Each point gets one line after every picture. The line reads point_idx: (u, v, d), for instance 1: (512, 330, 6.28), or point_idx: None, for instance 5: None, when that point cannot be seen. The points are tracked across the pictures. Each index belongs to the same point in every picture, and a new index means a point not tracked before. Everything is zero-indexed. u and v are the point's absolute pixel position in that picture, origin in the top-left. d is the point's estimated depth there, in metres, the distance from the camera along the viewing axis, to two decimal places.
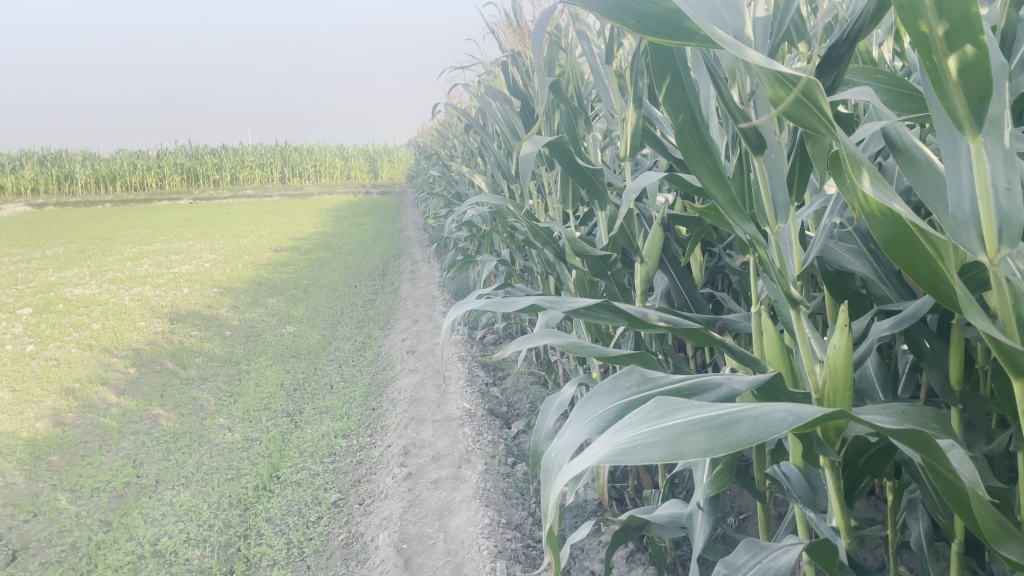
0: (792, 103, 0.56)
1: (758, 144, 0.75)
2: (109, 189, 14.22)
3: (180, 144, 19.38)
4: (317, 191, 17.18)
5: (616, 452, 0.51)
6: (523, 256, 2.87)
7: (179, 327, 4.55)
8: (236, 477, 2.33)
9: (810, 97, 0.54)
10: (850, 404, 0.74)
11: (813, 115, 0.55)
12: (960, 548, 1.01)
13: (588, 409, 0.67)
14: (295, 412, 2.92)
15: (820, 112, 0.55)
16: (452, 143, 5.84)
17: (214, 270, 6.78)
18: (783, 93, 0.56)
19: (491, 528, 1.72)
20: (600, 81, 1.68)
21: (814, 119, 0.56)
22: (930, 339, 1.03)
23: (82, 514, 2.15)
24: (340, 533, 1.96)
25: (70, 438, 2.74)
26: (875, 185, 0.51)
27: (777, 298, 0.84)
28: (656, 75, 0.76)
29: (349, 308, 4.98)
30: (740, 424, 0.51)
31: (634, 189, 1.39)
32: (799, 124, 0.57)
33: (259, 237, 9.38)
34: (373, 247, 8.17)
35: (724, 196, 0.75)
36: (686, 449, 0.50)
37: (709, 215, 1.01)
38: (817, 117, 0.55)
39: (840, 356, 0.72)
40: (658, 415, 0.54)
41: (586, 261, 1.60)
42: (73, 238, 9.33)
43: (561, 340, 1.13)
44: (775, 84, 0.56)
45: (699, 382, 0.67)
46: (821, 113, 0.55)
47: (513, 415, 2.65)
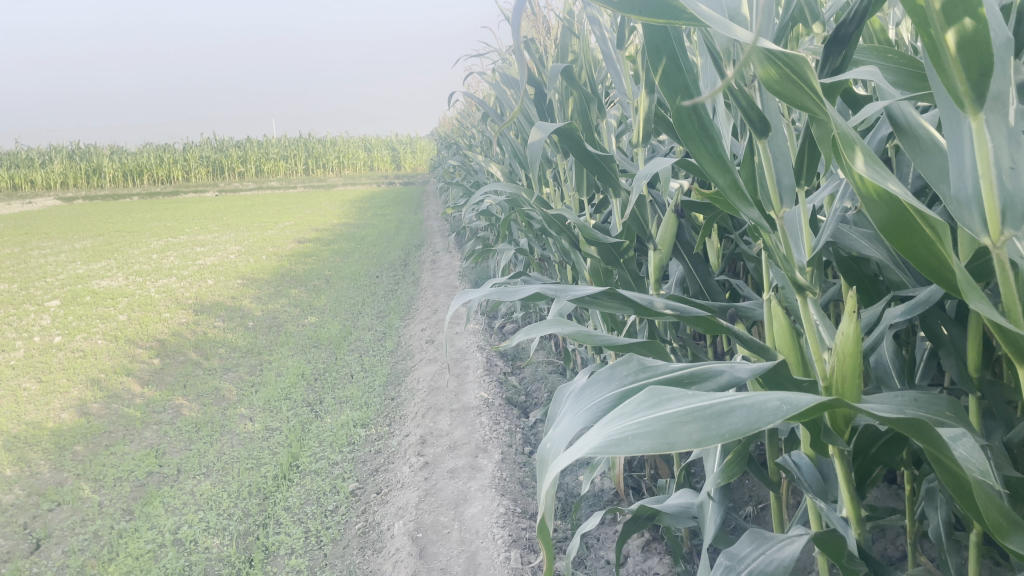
0: (785, 82, 0.54)
1: (761, 126, 0.73)
2: (136, 182, 14.39)
3: (204, 136, 19.53)
4: (341, 182, 17.22)
5: (607, 442, 0.50)
6: (541, 245, 2.86)
7: (202, 318, 4.59)
8: (255, 466, 2.35)
9: (802, 76, 0.52)
10: (857, 391, 0.72)
11: (803, 94, 0.53)
12: (978, 538, 0.99)
13: (584, 398, 0.65)
14: (315, 402, 2.93)
15: (808, 89, 0.53)
16: (471, 133, 5.83)
17: (239, 261, 6.84)
18: (773, 74, 0.54)
19: (506, 517, 1.71)
20: (613, 66, 1.66)
21: (804, 98, 0.54)
22: (946, 325, 1.01)
23: (105, 503, 2.18)
24: (356, 522, 1.97)
25: (95, 428, 2.77)
26: (870, 165, 0.49)
27: (784, 285, 0.82)
28: (651, 58, 0.74)
29: (370, 298, 4.99)
30: (734, 413, 0.50)
31: (644, 175, 1.37)
32: (789, 103, 0.55)
33: (284, 228, 9.44)
34: (396, 238, 8.18)
35: (725, 178, 0.74)
36: (678, 440, 0.49)
37: (716, 199, 1.00)
38: (807, 94, 0.53)
39: (849, 342, 0.71)
40: (650, 404, 0.53)
41: (599, 249, 1.58)
42: (103, 231, 9.46)
43: (568, 328, 1.11)
44: (764, 63, 0.54)
45: (700, 369, 0.66)
46: (812, 91, 0.53)
47: (531, 404, 2.64)
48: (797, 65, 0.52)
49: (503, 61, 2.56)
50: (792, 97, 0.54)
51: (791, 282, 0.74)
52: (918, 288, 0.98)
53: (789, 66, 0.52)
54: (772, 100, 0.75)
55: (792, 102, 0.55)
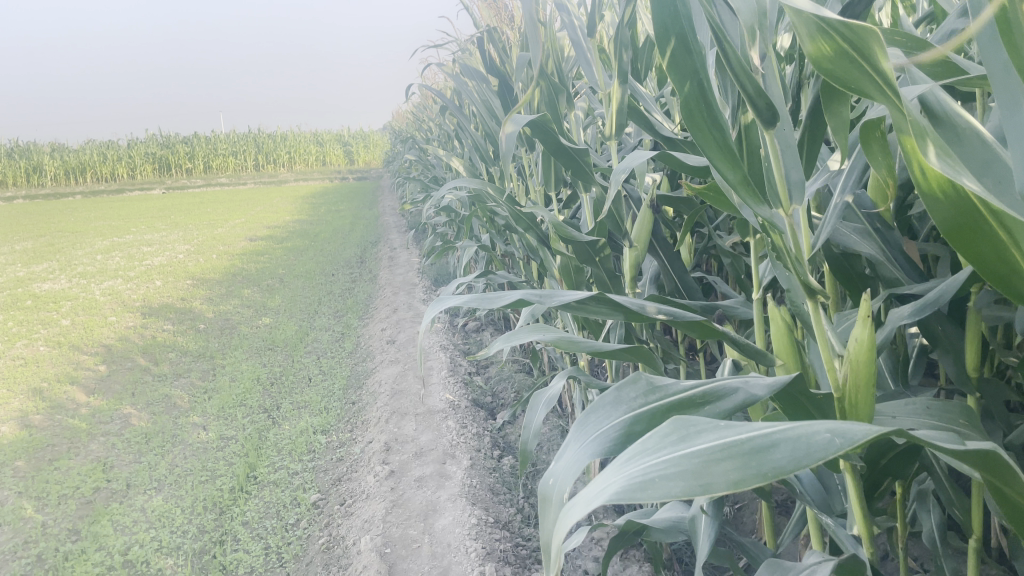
0: (840, 59, 0.44)
1: (769, 115, 0.66)
2: (79, 180, 13.95)
3: (149, 133, 19.06)
4: (293, 178, 16.93)
5: (630, 487, 0.43)
6: (504, 241, 2.79)
7: (151, 321, 4.42)
8: (210, 479, 2.24)
9: (865, 54, 0.43)
10: (873, 404, 0.65)
11: (864, 76, 0.44)
12: (978, 543, 0.95)
13: (589, 426, 0.58)
14: (272, 408, 2.82)
15: (868, 67, 0.43)
16: (427, 126, 5.72)
17: (189, 261, 6.64)
18: (828, 51, 0.45)
19: (478, 529, 1.64)
20: (582, 55, 1.59)
21: (863, 78, 0.44)
22: (940, 321, 0.95)
23: (49, 523, 2.05)
24: (320, 536, 1.88)
25: (37, 442, 2.63)
26: (943, 161, 0.42)
27: (791, 287, 0.75)
28: (659, 39, 0.68)
29: (327, 297, 4.87)
30: (777, 448, 0.43)
31: (621, 170, 1.30)
32: (841, 85, 0.46)
33: (234, 226, 9.20)
34: (351, 234, 8.05)
35: (735, 175, 0.66)
36: (714, 482, 0.42)
37: (707, 195, 0.92)
38: (868, 74, 0.43)
39: (862, 350, 0.63)
40: (677, 439, 0.46)
41: (573, 247, 1.51)
42: (44, 232, 9.12)
43: (549, 334, 1.04)
44: (817, 36, 0.45)
45: (713, 388, 0.59)
46: (873, 70, 0.43)
47: (498, 405, 2.57)
48: (860, 42, 0.43)
49: (463, 52, 2.48)
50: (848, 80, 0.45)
51: (801, 285, 0.67)
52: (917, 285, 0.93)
53: (850, 41, 0.43)
54: (777, 87, 0.68)
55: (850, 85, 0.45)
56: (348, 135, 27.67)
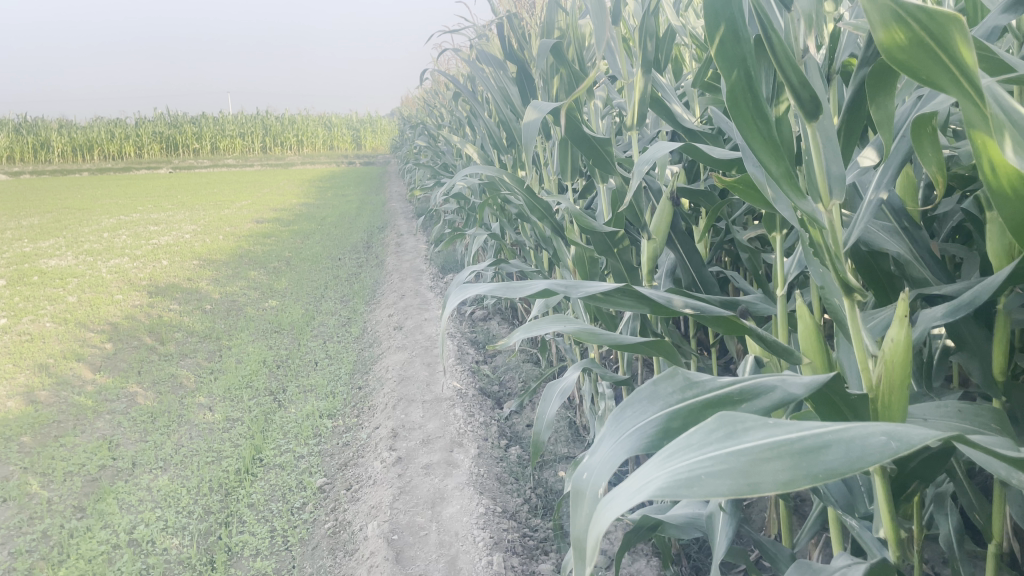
0: (913, 49, 0.42)
1: (812, 108, 0.64)
2: (86, 157, 13.96)
3: (157, 112, 19.05)
4: (300, 161, 16.89)
5: (674, 483, 0.42)
6: (514, 230, 2.77)
7: (157, 300, 4.42)
8: (216, 460, 2.23)
9: (944, 45, 0.41)
10: (907, 404, 0.63)
11: (937, 68, 0.41)
12: (998, 550, 0.93)
13: (625, 422, 0.56)
14: (278, 391, 2.81)
15: (945, 59, 0.41)
16: (438, 112, 5.68)
17: (195, 241, 6.63)
18: (902, 39, 0.43)
19: (487, 518, 1.63)
20: (606, 44, 1.57)
21: (935, 69, 0.42)
22: (967, 324, 0.94)
23: (54, 500, 2.04)
24: (326, 520, 1.87)
25: (43, 418, 2.62)
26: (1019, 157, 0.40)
27: (824, 284, 0.74)
28: (709, 24, 0.65)
29: (333, 281, 4.87)
30: (829, 449, 0.42)
31: (644, 161, 1.28)
32: (910, 72, 0.44)
33: (240, 207, 9.20)
34: (357, 219, 8.03)
35: (779, 168, 0.64)
36: (762, 482, 0.41)
37: (736, 188, 0.90)
38: (944, 66, 0.41)
39: (899, 350, 0.62)
40: (723, 435, 0.45)
41: (590, 238, 1.48)
42: (51, 208, 9.11)
43: (569, 326, 1.02)
44: (892, 23, 0.43)
45: (750, 385, 0.57)
46: (950, 61, 0.41)
47: (505, 395, 2.56)
48: (939, 30, 0.41)
49: (480, 38, 2.45)
50: (923, 71, 0.43)
51: (838, 282, 0.66)
52: (946, 287, 0.91)
53: (929, 29, 0.41)
54: (822, 79, 0.65)
55: (922, 77, 0.43)
56: (355, 119, 27.57)
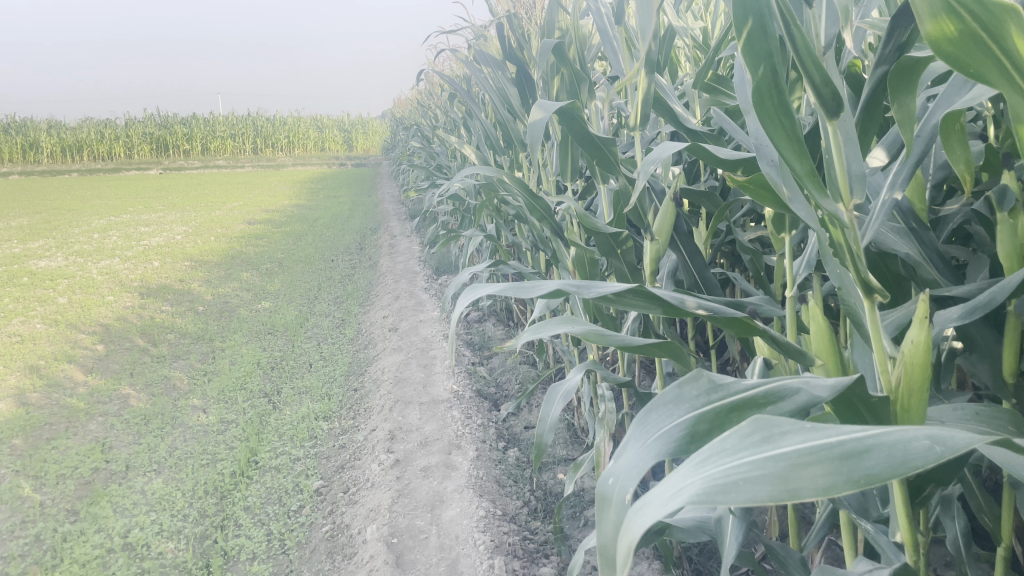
0: (966, 44, 0.42)
1: (833, 104, 0.63)
2: (75, 158, 13.89)
3: (147, 113, 18.96)
4: (291, 162, 16.83)
5: (710, 489, 0.40)
6: (511, 231, 2.76)
7: (149, 302, 4.39)
8: (211, 463, 2.21)
9: (1001, 37, 0.41)
10: (927, 406, 0.63)
11: (993, 59, 0.42)
12: (1007, 554, 0.92)
13: (650, 425, 0.55)
14: (273, 393, 2.79)
15: (997, 51, 0.42)
16: (432, 113, 5.66)
17: (186, 243, 6.59)
18: (949, 31, 0.42)
19: (486, 521, 1.62)
20: (609, 43, 1.56)
21: (984, 59, 0.42)
22: (978, 326, 0.93)
23: (47, 503, 2.02)
24: (323, 524, 1.85)
25: (35, 420, 2.60)
26: None
27: (842, 285, 0.73)
28: (736, 17, 0.63)
29: (327, 283, 4.84)
30: (871, 453, 0.41)
31: (650, 161, 1.26)
32: (955, 63, 0.43)
33: (232, 209, 9.15)
34: (349, 220, 8.01)
35: (802, 166, 0.63)
36: (802, 488, 0.40)
37: (747, 187, 0.89)
38: (996, 57, 0.42)
39: (918, 353, 0.61)
40: (760, 440, 0.43)
41: (594, 239, 1.47)
42: (40, 209, 9.05)
43: (578, 327, 1.01)
44: (943, 16, 0.41)
45: (776, 388, 0.56)
46: (1002, 52, 0.41)
47: (502, 397, 2.54)
48: (992, 21, 0.41)
49: (477, 38, 2.44)
50: (969, 62, 0.43)
51: (858, 282, 0.65)
52: (956, 290, 0.90)
53: (987, 22, 0.40)
54: (844, 76, 0.64)
55: (969, 68, 0.43)
56: (347, 121, 27.52)
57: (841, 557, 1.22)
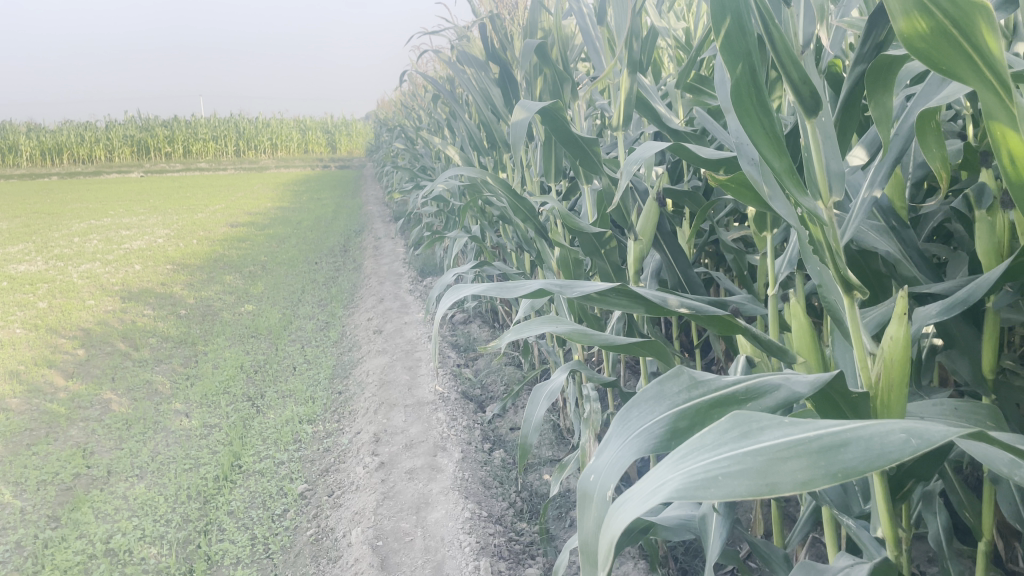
0: (937, 39, 0.42)
1: (811, 103, 0.63)
2: (55, 161, 13.77)
3: (128, 116, 18.82)
4: (274, 165, 16.74)
5: (690, 485, 0.41)
6: (495, 232, 2.76)
7: (131, 306, 4.35)
8: (194, 467, 2.20)
9: (968, 33, 0.41)
10: (907, 401, 0.63)
11: (961, 56, 0.42)
12: (989, 549, 0.93)
13: (632, 423, 0.55)
14: (257, 396, 2.78)
15: (967, 47, 0.41)
16: (415, 115, 5.65)
17: (168, 246, 6.55)
18: (922, 28, 0.43)
19: (472, 523, 1.61)
20: (591, 44, 1.57)
21: (956, 57, 0.42)
22: (958, 323, 0.94)
23: (27, 510, 2.00)
24: (307, 527, 1.84)
25: (15, 426, 2.57)
26: None
27: (822, 282, 0.74)
28: (714, 16, 0.63)
29: (311, 285, 4.82)
30: (848, 448, 0.41)
31: (632, 161, 1.26)
32: (931, 61, 0.43)
33: (215, 211, 9.10)
34: (333, 223, 7.98)
35: (781, 164, 0.63)
36: (780, 482, 0.40)
37: (728, 186, 0.89)
38: (966, 55, 0.42)
39: (897, 348, 0.61)
40: (739, 436, 0.44)
41: (577, 239, 1.47)
42: (19, 213, 8.95)
43: (561, 326, 1.01)
44: (913, 11, 0.42)
45: (756, 383, 0.56)
46: (972, 49, 0.41)
47: (487, 398, 2.54)
48: (961, 17, 0.41)
49: (460, 39, 2.44)
50: (942, 60, 0.43)
51: (837, 279, 0.65)
52: (935, 286, 0.91)
53: (953, 16, 0.41)
54: (823, 74, 0.65)
55: (942, 66, 0.43)
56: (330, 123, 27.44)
57: (826, 554, 1.23)
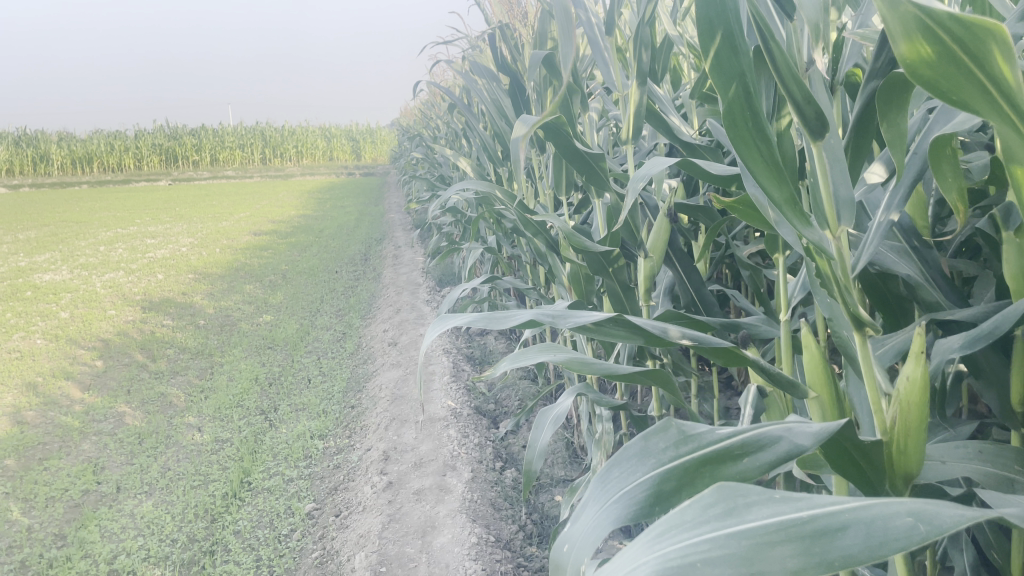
0: (945, 65, 0.38)
1: (817, 126, 0.58)
2: (85, 170, 13.95)
3: (156, 125, 19.05)
4: (299, 172, 16.84)
5: (663, 571, 0.36)
6: (510, 244, 2.71)
7: (151, 316, 4.36)
8: (203, 484, 2.17)
9: (980, 58, 0.36)
10: (925, 448, 0.58)
11: (976, 87, 0.37)
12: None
13: (612, 484, 0.50)
14: (270, 410, 2.75)
15: (979, 76, 0.37)
16: (434, 124, 5.63)
17: (191, 255, 6.58)
18: (925, 52, 0.38)
19: (478, 549, 1.56)
20: (600, 55, 1.52)
21: (969, 87, 0.38)
22: (986, 353, 0.87)
23: (35, 527, 1.98)
24: (313, 549, 1.80)
25: (28, 440, 2.56)
26: None
27: (833, 315, 0.69)
28: (703, 35, 0.58)
29: (329, 295, 4.81)
30: (847, 531, 0.36)
31: (640, 177, 1.21)
32: (936, 91, 0.39)
33: (239, 220, 9.14)
34: (355, 231, 7.97)
35: (781, 193, 0.59)
36: (768, 571, 0.35)
37: (736, 208, 0.84)
38: (979, 85, 0.37)
39: (914, 392, 0.56)
40: (723, 512, 0.38)
41: (585, 257, 1.42)
42: (48, 221, 9.06)
43: (560, 355, 0.95)
44: (918, 36, 0.37)
45: (752, 436, 0.51)
46: (984, 78, 0.37)
47: (501, 414, 2.49)
48: (974, 42, 0.36)
49: (473, 49, 2.40)
50: (950, 89, 0.38)
51: (849, 316, 0.60)
52: (959, 313, 0.85)
53: (966, 43, 0.36)
54: (828, 95, 0.59)
55: (951, 95, 0.38)
56: (355, 131, 27.61)
57: None
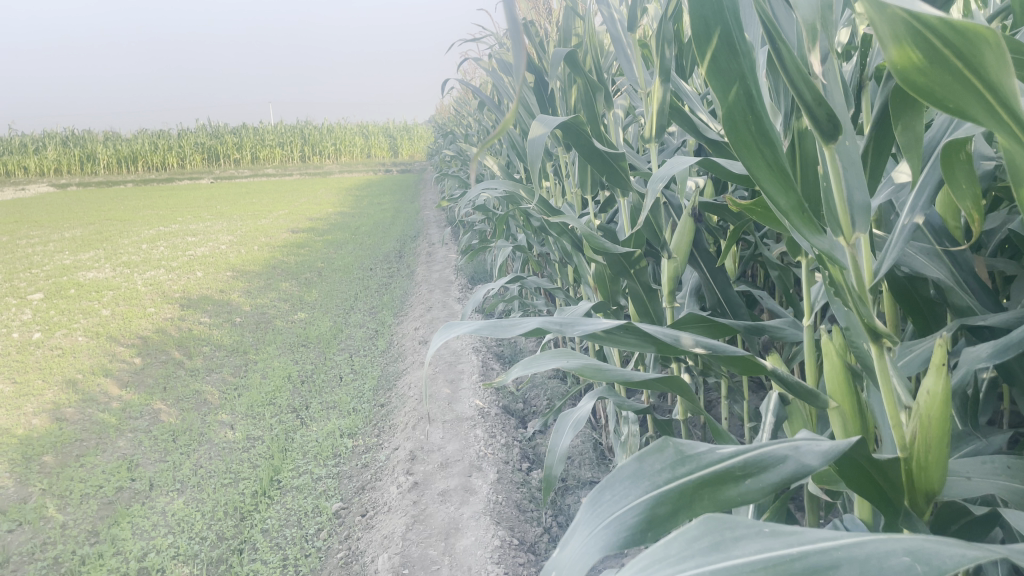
0: (940, 71, 0.37)
1: (830, 128, 0.55)
2: (131, 169, 14.21)
3: (198, 124, 19.35)
4: (338, 169, 16.96)
5: None
6: (540, 242, 2.69)
7: (189, 313, 4.42)
8: (233, 482, 2.19)
9: (975, 62, 0.35)
10: (944, 464, 0.54)
11: (972, 95, 0.36)
12: None
13: (604, 508, 0.48)
14: (301, 408, 2.77)
15: (974, 83, 0.36)
16: (467, 122, 5.61)
17: (230, 252, 6.66)
18: (916, 58, 0.37)
19: (501, 551, 1.55)
20: (623, 51, 1.49)
21: (964, 94, 0.37)
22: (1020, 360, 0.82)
23: (69, 523, 2.01)
24: (339, 549, 1.81)
25: (66, 436, 2.61)
26: None
27: (850, 325, 0.67)
28: (699, 37, 0.58)
29: (363, 292, 4.83)
30: (839, 570, 0.35)
31: (659, 177, 1.18)
32: (936, 100, 0.38)
33: (278, 217, 9.24)
34: (391, 228, 8.00)
35: (788, 201, 0.58)
36: None
37: (755, 210, 0.81)
38: (975, 92, 0.36)
39: (934, 406, 0.52)
40: (711, 547, 0.37)
41: (607, 258, 1.40)
42: (93, 220, 9.25)
43: (574, 361, 0.93)
44: (906, 39, 0.37)
45: (755, 457, 0.49)
46: (979, 84, 0.35)
47: (529, 414, 2.48)
48: (964, 47, 0.35)
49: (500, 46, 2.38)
50: (946, 96, 0.37)
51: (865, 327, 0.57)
52: (989, 318, 0.80)
53: (958, 47, 0.35)
54: (841, 96, 0.57)
55: (947, 103, 0.37)
56: (393, 128, 27.77)
57: None
